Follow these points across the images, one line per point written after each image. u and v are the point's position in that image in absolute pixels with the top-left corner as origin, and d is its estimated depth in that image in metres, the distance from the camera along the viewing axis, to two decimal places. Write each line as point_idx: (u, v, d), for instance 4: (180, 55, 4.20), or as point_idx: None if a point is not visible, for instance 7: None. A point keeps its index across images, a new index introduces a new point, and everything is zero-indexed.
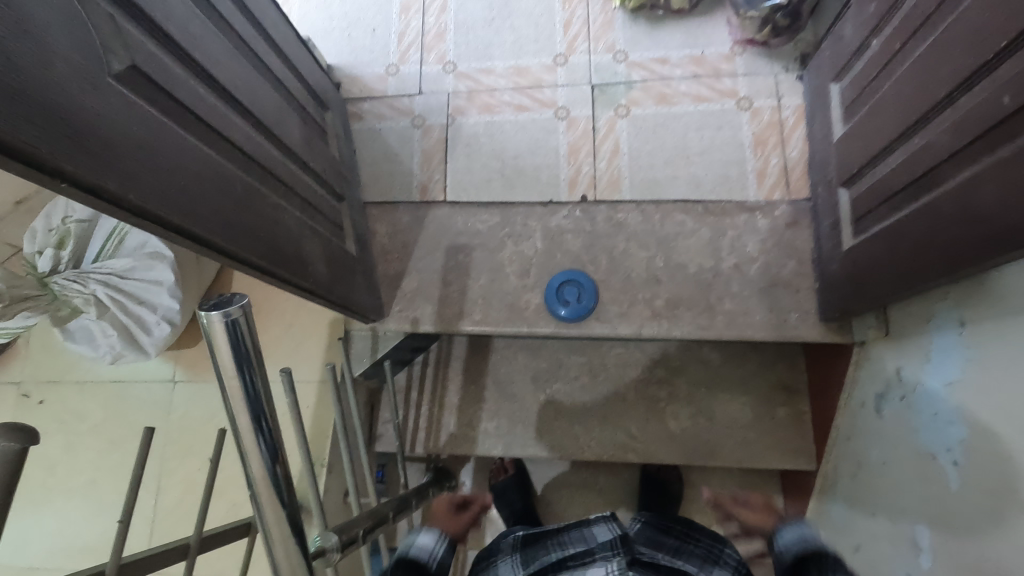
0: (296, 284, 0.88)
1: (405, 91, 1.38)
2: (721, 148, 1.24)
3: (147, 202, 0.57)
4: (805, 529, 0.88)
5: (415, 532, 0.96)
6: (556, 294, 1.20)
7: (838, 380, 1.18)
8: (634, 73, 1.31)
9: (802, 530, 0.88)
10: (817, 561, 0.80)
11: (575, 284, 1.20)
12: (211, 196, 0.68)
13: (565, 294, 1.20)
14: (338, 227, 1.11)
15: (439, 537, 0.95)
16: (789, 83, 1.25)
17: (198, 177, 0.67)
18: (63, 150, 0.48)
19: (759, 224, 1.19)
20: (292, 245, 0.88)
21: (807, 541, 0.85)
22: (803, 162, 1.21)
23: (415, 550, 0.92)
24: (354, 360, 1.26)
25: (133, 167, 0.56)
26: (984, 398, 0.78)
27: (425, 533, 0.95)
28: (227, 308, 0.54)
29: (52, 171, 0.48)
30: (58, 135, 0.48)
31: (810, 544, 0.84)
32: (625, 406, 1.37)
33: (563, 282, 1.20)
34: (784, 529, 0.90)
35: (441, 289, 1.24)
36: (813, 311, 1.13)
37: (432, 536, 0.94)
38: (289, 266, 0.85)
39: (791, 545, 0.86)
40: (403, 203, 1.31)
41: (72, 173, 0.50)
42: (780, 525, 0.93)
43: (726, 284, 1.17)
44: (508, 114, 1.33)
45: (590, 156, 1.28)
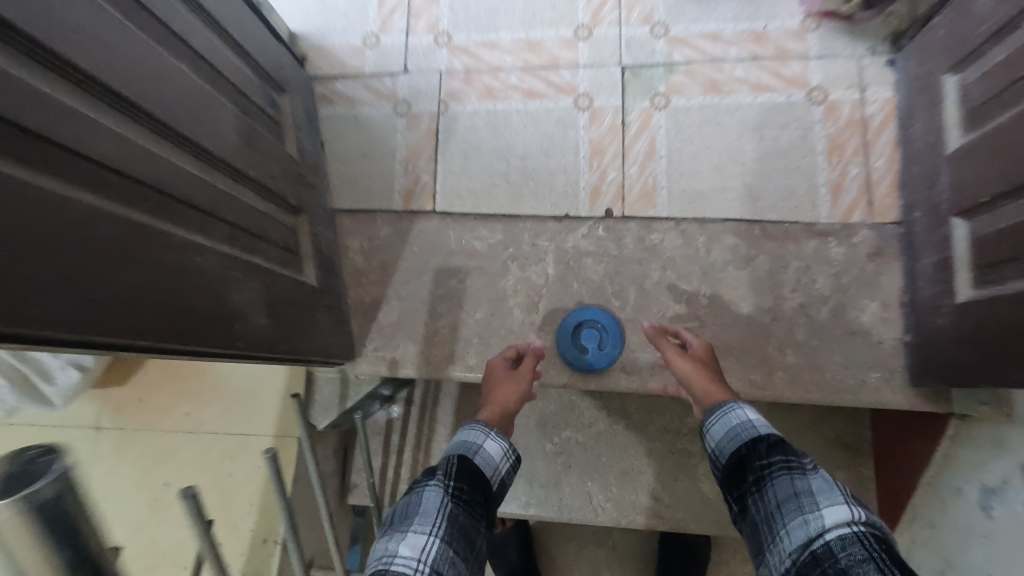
0: (211, 350, 0.63)
1: (387, 68, 1.10)
2: (785, 153, 0.98)
3: None
4: (733, 416, 0.76)
5: (479, 433, 0.80)
6: (573, 337, 0.95)
7: (920, 453, 0.94)
8: (677, 52, 1.03)
9: (729, 415, 0.77)
10: (748, 452, 0.71)
11: (595, 325, 0.95)
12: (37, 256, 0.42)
13: (583, 338, 0.95)
14: (293, 253, 0.86)
15: (504, 450, 0.80)
16: (876, 70, 0.98)
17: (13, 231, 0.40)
18: None
19: (832, 253, 0.94)
20: (205, 295, 0.62)
21: (736, 428, 0.75)
22: (891, 174, 0.95)
23: (479, 458, 0.76)
24: (319, 409, 1.03)
25: None
26: None
27: (491, 439, 0.80)
28: (28, 490, 0.37)
29: None
30: None
31: (741, 432, 0.74)
32: (649, 461, 1.14)
33: (582, 322, 0.95)
34: (710, 419, 0.79)
35: (427, 323, 1.00)
36: (899, 370, 0.89)
37: (499, 447, 0.80)
38: (195, 330, 0.60)
39: (721, 440, 0.76)
40: (383, 212, 1.05)
41: None
42: (705, 411, 0.81)
43: (787, 331, 0.92)
44: (515, 102, 1.05)
45: (618, 158, 1.01)
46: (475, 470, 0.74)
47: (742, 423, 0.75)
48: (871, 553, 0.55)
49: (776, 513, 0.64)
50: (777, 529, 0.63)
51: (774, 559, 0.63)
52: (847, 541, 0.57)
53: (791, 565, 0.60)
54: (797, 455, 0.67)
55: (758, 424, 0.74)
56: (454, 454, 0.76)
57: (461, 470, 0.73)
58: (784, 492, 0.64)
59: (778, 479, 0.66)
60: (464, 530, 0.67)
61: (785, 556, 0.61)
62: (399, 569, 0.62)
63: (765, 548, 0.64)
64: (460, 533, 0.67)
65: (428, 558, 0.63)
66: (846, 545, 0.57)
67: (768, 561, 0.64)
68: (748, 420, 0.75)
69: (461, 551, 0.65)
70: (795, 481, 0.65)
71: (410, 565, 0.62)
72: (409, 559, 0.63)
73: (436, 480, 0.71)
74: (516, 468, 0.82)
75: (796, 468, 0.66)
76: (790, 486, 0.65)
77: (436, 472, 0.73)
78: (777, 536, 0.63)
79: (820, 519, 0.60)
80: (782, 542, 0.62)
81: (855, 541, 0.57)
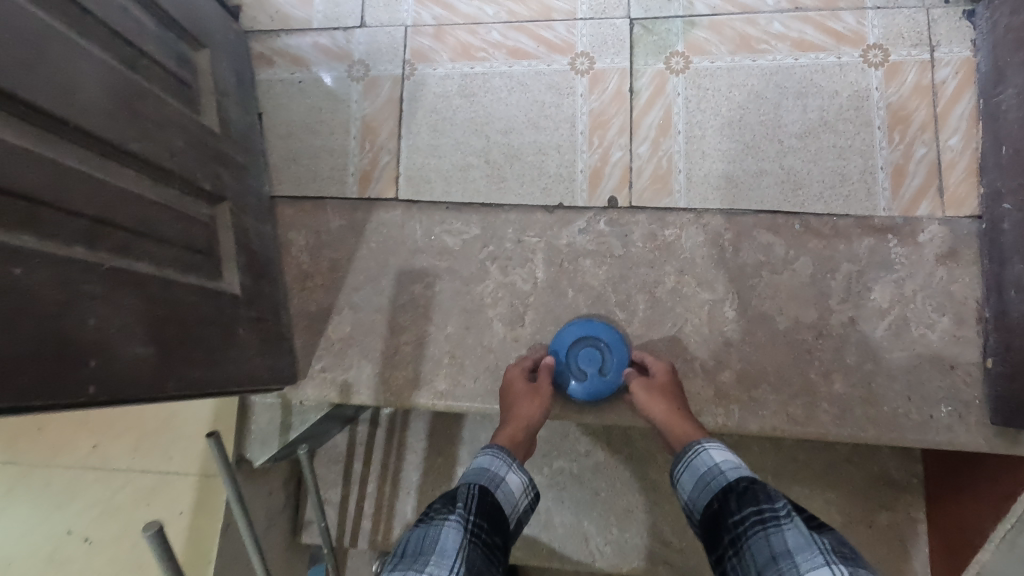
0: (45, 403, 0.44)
1: (341, 21, 0.89)
2: (834, 129, 0.78)
3: None
4: (701, 459, 0.62)
5: (501, 463, 0.63)
6: (567, 360, 0.75)
7: (991, 502, 0.76)
8: (699, 2, 0.83)
9: (695, 461, 0.62)
10: (719, 506, 0.56)
11: (596, 343, 0.75)
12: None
13: (580, 360, 0.74)
14: (206, 253, 0.66)
15: (526, 489, 0.63)
16: (951, 24, 0.78)
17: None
18: None
19: (892, 254, 0.75)
20: (30, 319, 0.43)
21: (704, 477, 0.60)
22: (969, 156, 0.75)
23: (500, 495, 0.60)
24: (256, 445, 0.84)
25: None
26: None
27: (514, 471, 0.63)
28: None
29: None
30: None
31: (711, 481, 0.59)
32: (656, 498, 0.95)
33: (578, 340, 0.75)
34: (677, 469, 0.64)
35: (387, 338, 0.81)
36: (976, 404, 0.71)
37: (521, 483, 0.63)
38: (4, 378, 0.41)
39: (693, 493, 0.61)
40: (334, 200, 0.85)
41: None
42: (674, 461, 0.65)
43: (835, 352, 0.74)
44: (497, 64, 0.85)
45: (624, 134, 0.81)
46: (496, 509, 0.57)
47: (710, 470, 0.60)
48: None
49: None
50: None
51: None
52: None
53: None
54: (768, 500, 0.52)
55: (728, 467, 0.59)
56: (473, 484, 0.59)
57: (482, 506, 0.56)
58: (761, 556, 0.48)
59: (751, 537, 0.50)
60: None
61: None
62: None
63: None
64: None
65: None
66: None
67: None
68: (715, 464, 0.60)
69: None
70: (768, 537, 0.49)
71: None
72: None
73: (457, 512, 0.54)
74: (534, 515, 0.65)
75: (768, 518, 0.50)
76: (763, 546, 0.49)
77: (454, 501, 0.56)
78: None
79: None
80: None
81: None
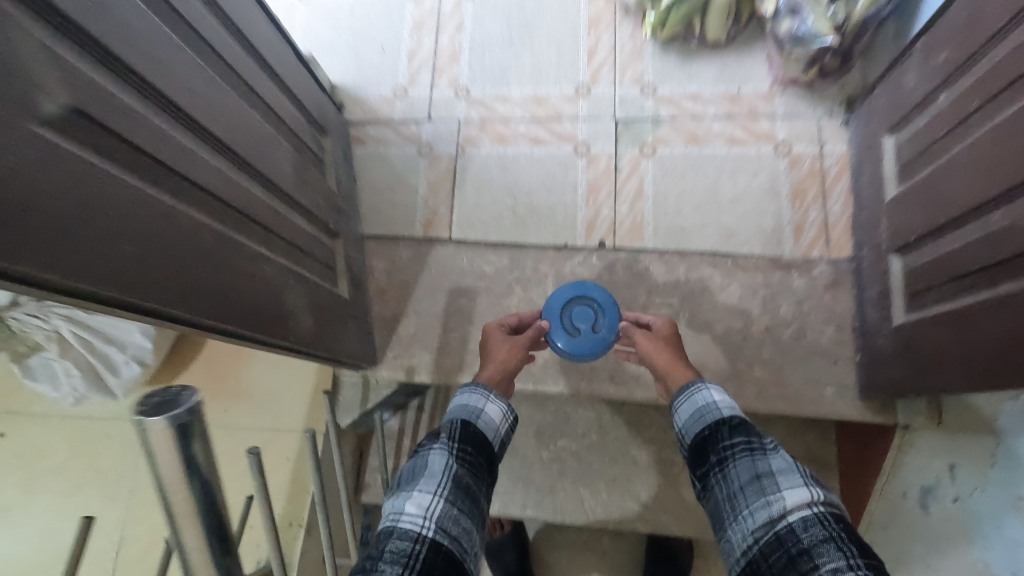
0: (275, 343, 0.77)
1: (413, 116, 1.27)
2: (755, 198, 1.13)
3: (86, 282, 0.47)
4: (700, 397, 0.83)
5: (480, 397, 0.84)
6: (567, 314, 0.99)
7: (875, 463, 1.06)
8: (662, 109, 1.20)
9: (696, 396, 0.84)
10: (711, 432, 0.78)
11: (589, 307, 1.00)
12: (103, 244, 0.50)
13: (576, 316, 0.99)
14: (330, 268, 1.01)
15: (503, 413, 0.86)
16: (834, 128, 1.14)
17: (118, 224, 0.52)
18: None
19: (794, 283, 1.08)
20: (274, 296, 0.78)
21: (702, 410, 0.82)
22: (846, 218, 1.10)
23: (481, 422, 0.82)
24: (341, 411, 1.16)
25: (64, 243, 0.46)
26: None
27: (492, 402, 0.85)
28: (171, 412, 0.47)
29: None
30: None
31: (706, 412, 0.81)
32: (637, 470, 1.24)
33: (576, 301, 1.00)
34: (678, 400, 0.86)
35: (441, 336, 1.14)
36: (853, 386, 1.02)
37: (499, 410, 0.85)
38: (261, 327, 0.74)
39: (687, 419, 0.83)
40: (405, 238, 1.21)
41: None
42: (675, 393, 0.88)
43: (755, 349, 1.06)
44: (523, 147, 1.22)
45: (611, 197, 1.17)
46: (478, 434, 0.80)
47: (709, 404, 0.82)
48: (830, 533, 0.62)
49: (737, 494, 0.70)
50: (739, 508, 0.69)
51: (735, 535, 0.69)
52: (809, 522, 0.63)
53: (752, 542, 0.66)
54: (759, 437, 0.74)
55: (722, 404, 0.81)
56: (458, 418, 0.82)
57: (465, 434, 0.79)
58: (747, 473, 0.71)
59: (740, 460, 0.73)
60: (467, 488, 0.74)
61: (747, 534, 0.67)
62: (407, 524, 0.68)
63: (725, 524, 0.71)
64: (463, 492, 0.73)
65: (433, 516, 0.69)
66: (808, 526, 0.63)
67: (730, 535, 0.69)
68: (713, 402, 0.81)
69: (464, 509, 0.72)
70: (756, 462, 0.71)
71: (416, 521, 0.68)
72: (415, 516, 0.68)
73: (441, 442, 0.78)
74: (513, 430, 0.88)
75: (758, 449, 0.73)
76: (751, 466, 0.71)
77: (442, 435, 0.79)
78: (738, 515, 0.69)
79: (782, 500, 0.66)
80: (742, 520, 0.68)
81: (816, 523, 0.63)
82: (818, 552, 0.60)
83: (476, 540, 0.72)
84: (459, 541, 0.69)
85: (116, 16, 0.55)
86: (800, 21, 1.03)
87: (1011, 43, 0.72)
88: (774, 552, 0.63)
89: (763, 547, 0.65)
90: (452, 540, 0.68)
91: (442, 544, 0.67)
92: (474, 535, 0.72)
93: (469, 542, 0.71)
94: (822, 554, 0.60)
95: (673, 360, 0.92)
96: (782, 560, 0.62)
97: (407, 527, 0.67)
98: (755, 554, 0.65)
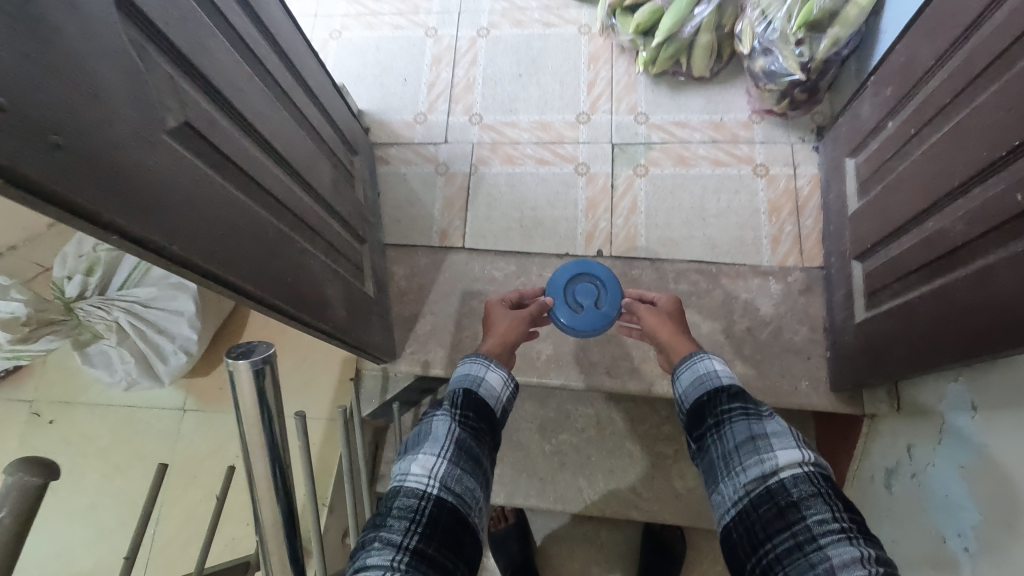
0: (319, 327, 0.90)
1: (431, 139, 1.42)
2: (737, 213, 1.27)
3: (194, 257, 0.61)
4: (701, 365, 0.88)
5: (481, 365, 0.91)
6: (571, 288, 1.12)
7: (847, 451, 1.16)
8: (654, 135, 1.35)
9: (698, 364, 0.88)
10: (710, 398, 0.82)
11: (594, 286, 1.12)
12: (209, 230, 0.64)
13: (580, 290, 1.11)
14: (358, 269, 1.15)
15: (503, 381, 0.92)
16: (806, 152, 1.29)
17: (215, 213, 0.66)
18: (126, 215, 0.51)
19: (772, 288, 1.21)
20: (318, 287, 0.91)
21: (702, 377, 0.86)
22: (817, 231, 1.23)
23: (482, 390, 0.88)
24: (363, 401, 1.28)
25: (183, 226, 0.59)
26: (999, 469, 0.79)
27: (492, 371, 0.91)
28: (252, 358, 0.59)
29: (117, 232, 0.51)
30: (120, 199, 0.51)
31: (706, 379, 0.85)
32: (632, 462, 1.34)
33: (584, 279, 1.13)
34: (680, 368, 0.91)
35: (454, 333, 1.26)
36: (824, 379, 1.14)
37: (500, 377, 0.92)
38: (310, 311, 0.87)
39: (687, 386, 0.88)
40: (422, 247, 1.34)
41: (131, 232, 0.52)
42: (679, 361, 0.93)
43: (737, 347, 1.18)
44: (530, 167, 1.37)
45: (608, 212, 1.31)
46: (478, 401, 0.85)
47: (709, 372, 0.86)
48: (818, 489, 0.65)
49: (732, 453, 0.74)
50: (732, 465, 0.73)
51: (728, 489, 0.72)
52: (799, 479, 0.67)
53: (744, 495, 0.70)
54: (755, 404, 0.77)
55: (721, 373, 0.86)
56: (460, 388, 0.87)
57: (466, 401, 0.84)
58: (741, 434, 0.74)
59: (736, 423, 0.76)
60: (470, 450, 0.78)
61: (739, 488, 0.71)
62: (413, 483, 0.72)
63: (718, 480, 0.74)
64: (466, 453, 0.77)
65: (437, 475, 0.73)
66: (798, 482, 0.67)
67: (721, 489, 0.73)
68: (713, 370, 0.86)
69: (467, 468, 0.76)
70: (751, 425, 0.74)
71: (422, 480, 0.72)
72: (421, 475, 0.72)
73: (444, 409, 0.82)
74: (513, 398, 0.94)
75: (753, 413, 0.76)
76: (747, 428, 0.75)
77: (445, 403, 0.84)
78: (732, 472, 0.72)
79: (774, 458, 0.70)
80: (735, 476, 0.72)
81: (806, 480, 0.67)
82: (805, 506, 0.64)
83: (480, 496, 0.76)
84: (464, 498, 0.73)
85: (210, 55, 0.70)
86: (773, 59, 1.19)
87: (936, 81, 0.87)
88: (765, 504, 0.67)
89: (754, 502, 0.68)
90: (456, 496, 0.72)
91: (447, 501, 0.71)
92: (478, 491, 0.76)
93: (473, 498, 0.75)
94: (810, 507, 0.64)
95: (676, 334, 1.01)
96: (772, 511, 0.66)
97: (413, 485, 0.71)
98: (745, 506, 0.69)
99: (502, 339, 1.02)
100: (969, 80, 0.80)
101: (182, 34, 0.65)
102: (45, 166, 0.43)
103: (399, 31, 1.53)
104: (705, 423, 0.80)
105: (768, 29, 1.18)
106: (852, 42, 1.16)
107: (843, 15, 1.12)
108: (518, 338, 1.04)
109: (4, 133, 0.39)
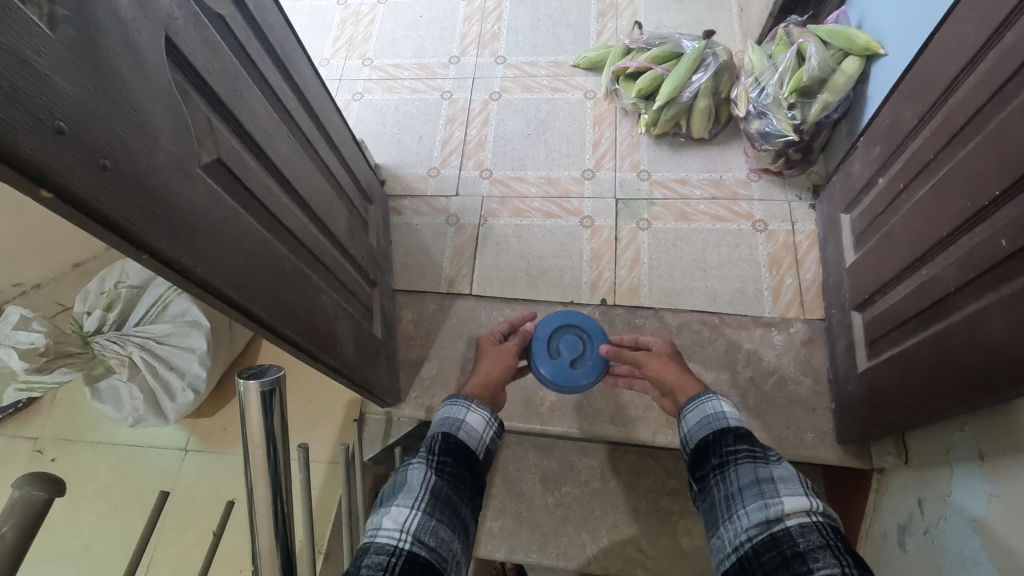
0: (329, 362, 0.92)
1: (443, 192, 1.49)
2: (737, 265, 1.31)
3: (216, 281, 0.64)
4: (709, 405, 0.86)
5: (460, 408, 0.87)
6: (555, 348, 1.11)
7: (860, 507, 1.13)
8: (656, 191, 1.41)
9: (706, 405, 0.86)
10: (715, 438, 0.80)
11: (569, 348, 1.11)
12: (235, 261, 0.68)
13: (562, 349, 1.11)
14: (367, 311, 1.18)
15: (485, 421, 0.88)
16: (803, 210, 1.34)
17: (238, 243, 0.69)
18: (162, 237, 0.56)
19: (775, 339, 1.22)
20: (330, 324, 0.94)
21: (709, 416, 0.85)
22: (817, 283, 1.26)
23: (463, 432, 0.84)
24: (365, 444, 1.26)
25: (211, 255, 0.64)
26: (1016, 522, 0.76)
27: (472, 412, 0.88)
28: (261, 380, 0.60)
29: (149, 252, 0.54)
30: (155, 221, 0.55)
31: (713, 420, 0.83)
32: (636, 516, 1.30)
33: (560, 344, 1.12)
34: (687, 408, 0.89)
35: (459, 378, 1.27)
36: (831, 432, 1.13)
37: (481, 419, 0.88)
38: (323, 345, 0.91)
39: (693, 425, 0.86)
40: (431, 292, 1.38)
41: (163, 252, 0.56)
42: (686, 402, 0.91)
43: (742, 396, 1.18)
44: (537, 219, 1.42)
45: (611, 263, 1.34)
46: (458, 444, 0.81)
47: (716, 412, 0.85)
48: (826, 541, 0.62)
49: (735, 495, 0.72)
50: (735, 508, 0.71)
51: (729, 533, 0.70)
52: (806, 528, 0.64)
53: (746, 540, 0.67)
54: (763, 449, 0.75)
55: (730, 415, 0.84)
56: (438, 432, 0.83)
57: (445, 446, 0.80)
58: (747, 478, 0.72)
59: (742, 464, 0.74)
60: (446, 498, 0.73)
61: (742, 532, 0.68)
62: (384, 539, 0.67)
63: (719, 522, 0.72)
64: (442, 503, 0.72)
65: (410, 528, 0.68)
66: (805, 532, 0.63)
67: (722, 533, 0.71)
68: (720, 411, 0.84)
69: (443, 520, 0.71)
70: (758, 468, 0.72)
71: (393, 535, 0.67)
72: (393, 530, 0.68)
73: (420, 456, 0.78)
74: (499, 436, 0.90)
75: (761, 458, 0.74)
76: (752, 472, 0.72)
77: (423, 450, 0.80)
78: (734, 515, 0.70)
79: (780, 504, 0.67)
80: (740, 520, 0.69)
81: (813, 530, 0.63)
82: (812, 557, 0.61)
83: (458, 549, 0.71)
84: (439, 551, 0.68)
85: (244, 103, 0.77)
86: (768, 121, 1.26)
87: (921, 138, 0.93)
88: (768, 551, 0.64)
89: (758, 553, 0.65)
90: (430, 550, 0.67)
91: (419, 556, 0.66)
92: (456, 544, 0.71)
93: (450, 551, 0.70)
94: (817, 558, 0.60)
95: (679, 376, 1.00)
96: (775, 560, 0.63)
97: (384, 541, 0.67)
98: (747, 552, 0.66)
99: (483, 381, 1.01)
100: (947, 139, 0.85)
101: (222, 82, 0.71)
102: (95, 186, 0.47)
103: (417, 94, 1.64)
104: (713, 465, 0.78)
105: (761, 94, 1.27)
106: (841, 107, 1.23)
107: (832, 82, 1.20)
108: (503, 370, 1.05)
109: (64, 154, 0.44)
